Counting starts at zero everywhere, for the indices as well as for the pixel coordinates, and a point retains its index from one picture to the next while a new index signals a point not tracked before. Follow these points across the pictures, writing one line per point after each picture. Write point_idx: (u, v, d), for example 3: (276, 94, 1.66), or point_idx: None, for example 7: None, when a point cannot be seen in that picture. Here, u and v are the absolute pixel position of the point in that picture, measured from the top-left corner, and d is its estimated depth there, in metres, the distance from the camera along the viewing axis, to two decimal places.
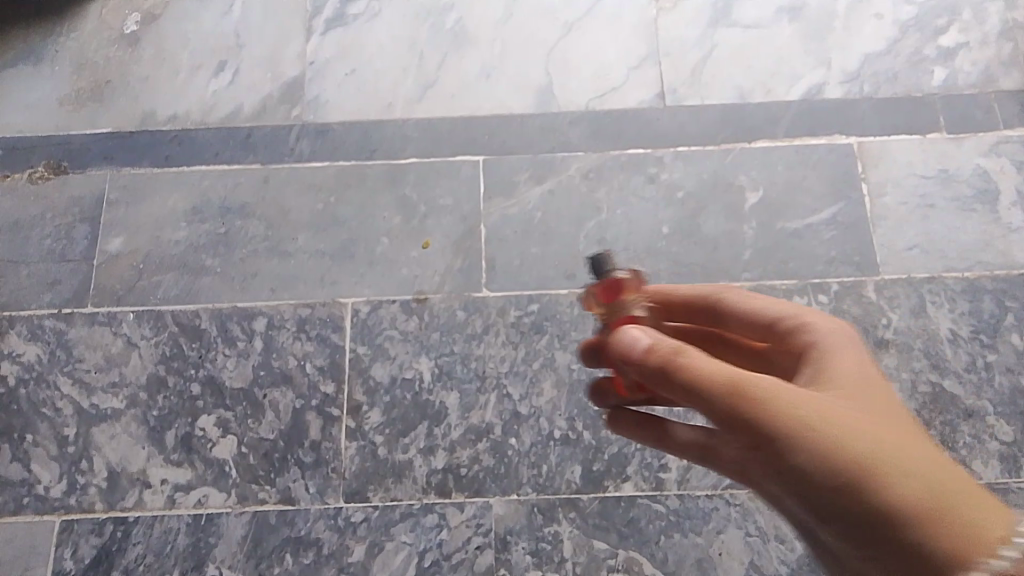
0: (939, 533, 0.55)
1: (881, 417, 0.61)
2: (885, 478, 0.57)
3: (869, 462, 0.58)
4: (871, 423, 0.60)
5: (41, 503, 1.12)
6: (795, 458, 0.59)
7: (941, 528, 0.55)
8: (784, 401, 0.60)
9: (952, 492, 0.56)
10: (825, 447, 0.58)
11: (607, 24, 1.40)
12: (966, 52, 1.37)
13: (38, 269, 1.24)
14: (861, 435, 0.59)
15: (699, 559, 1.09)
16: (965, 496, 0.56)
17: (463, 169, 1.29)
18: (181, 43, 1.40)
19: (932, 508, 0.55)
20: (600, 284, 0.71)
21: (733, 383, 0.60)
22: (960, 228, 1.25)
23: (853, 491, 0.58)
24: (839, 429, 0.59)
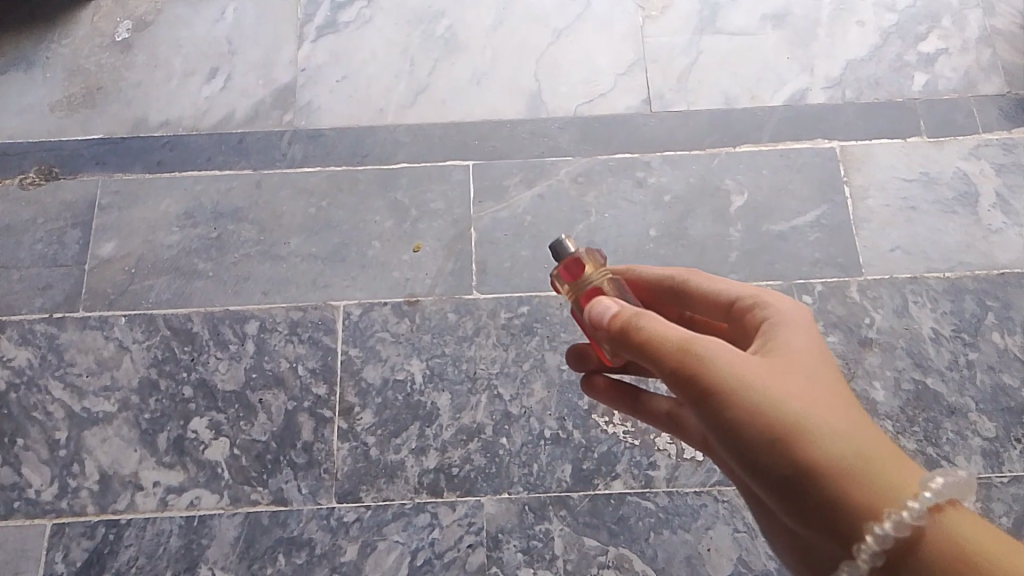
0: (851, 492, 0.63)
1: (815, 385, 0.67)
2: (818, 443, 0.64)
3: (804, 427, 0.64)
4: (808, 389, 0.66)
5: (32, 506, 1.12)
6: (741, 422, 0.65)
7: (855, 488, 0.63)
8: (737, 369, 0.65)
9: (869, 455, 0.64)
10: (771, 413, 0.64)
11: (596, 31, 1.43)
12: (947, 58, 1.40)
13: (29, 273, 1.24)
14: (800, 402, 0.65)
15: (688, 556, 1.10)
16: (878, 459, 0.64)
17: (453, 174, 1.31)
18: (174, 50, 1.41)
19: (852, 470, 0.63)
20: (562, 264, 0.77)
21: (693, 353, 0.66)
22: (941, 229, 1.28)
23: (784, 445, 0.64)
24: (783, 396, 0.65)
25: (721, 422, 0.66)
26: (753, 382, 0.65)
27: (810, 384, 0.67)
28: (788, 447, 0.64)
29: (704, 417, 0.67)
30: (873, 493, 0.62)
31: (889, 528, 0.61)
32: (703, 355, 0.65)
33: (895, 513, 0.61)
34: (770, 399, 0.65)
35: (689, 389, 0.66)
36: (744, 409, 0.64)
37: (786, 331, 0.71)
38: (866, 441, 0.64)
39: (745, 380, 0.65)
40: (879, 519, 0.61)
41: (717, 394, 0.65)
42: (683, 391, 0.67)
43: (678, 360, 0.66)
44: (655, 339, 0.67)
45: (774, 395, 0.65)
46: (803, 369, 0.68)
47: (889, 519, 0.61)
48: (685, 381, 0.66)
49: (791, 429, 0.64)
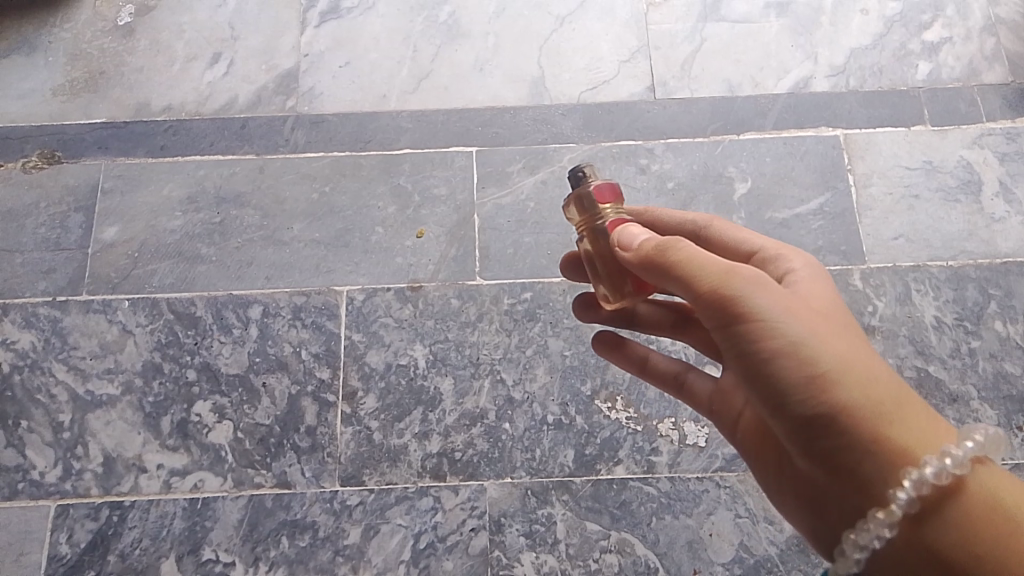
0: (885, 434, 0.69)
1: (849, 333, 0.72)
2: (855, 384, 0.69)
3: (843, 366, 0.69)
4: (839, 331, 0.71)
5: (36, 489, 1.13)
6: (785, 356, 0.69)
7: (891, 430, 0.69)
8: (780, 306, 0.69)
9: (903, 403, 0.70)
10: (815, 352, 0.69)
11: (599, 19, 1.42)
12: (950, 47, 1.40)
13: (33, 256, 1.24)
14: (838, 344, 0.70)
15: (690, 541, 1.10)
16: (905, 405, 0.70)
17: (457, 160, 1.31)
18: (176, 35, 1.41)
19: (885, 412, 0.69)
20: (595, 187, 0.76)
21: (742, 286, 0.69)
22: (944, 217, 1.28)
23: (828, 386, 0.68)
24: (823, 334, 0.70)
25: (761, 356, 0.69)
26: (794, 319, 0.69)
27: (840, 328, 0.72)
28: (829, 386, 0.68)
29: (742, 349, 0.70)
30: (904, 434, 0.69)
31: (928, 472, 0.68)
32: (750, 290, 0.69)
33: (935, 460, 0.68)
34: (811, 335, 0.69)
35: (732, 320, 0.69)
36: (788, 344, 0.68)
37: (810, 281, 0.76)
38: (893, 386, 0.71)
39: (788, 315, 0.69)
40: (916, 462, 0.68)
41: (761, 327, 0.69)
42: (725, 322, 0.70)
43: (724, 294, 0.69)
44: (704, 271, 0.69)
45: (812, 332, 0.69)
46: (836, 319, 0.73)
47: (929, 464, 0.68)
48: (729, 314, 0.69)
49: (832, 369, 0.69)
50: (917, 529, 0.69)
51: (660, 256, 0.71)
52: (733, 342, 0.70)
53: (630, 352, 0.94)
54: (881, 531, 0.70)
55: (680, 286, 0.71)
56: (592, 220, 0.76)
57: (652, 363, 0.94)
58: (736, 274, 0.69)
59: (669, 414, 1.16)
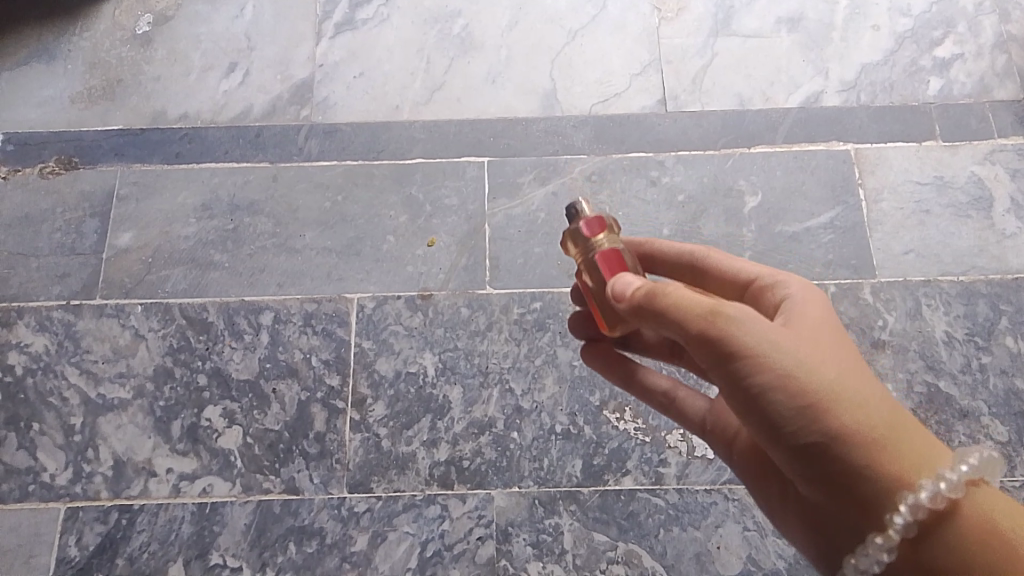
0: (881, 460, 0.69)
1: (843, 357, 0.72)
2: (850, 411, 0.69)
3: (836, 393, 0.69)
4: (830, 356, 0.71)
5: (47, 491, 1.13)
6: (779, 386, 0.68)
7: (886, 455, 0.69)
8: (771, 337, 0.69)
9: (898, 426, 0.70)
10: (806, 382, 0.68)
11: (611, 33, 1.43)
12: (961, 64, 1.41)
13: (48, 260, 1.26)
14: (829, 369, 0.70)
15: (698, 554, 1.10)
16: (900, 427, 0.70)
17: (468, 171, 1.32)
18: (193, 45, 1.43)
19: (880, 438, 0.69)
20: (585, 223, 0.79)
21: (733, 318, 0.68)
22: (954, 233, 1.28)
23: (824, 415, 0.68)
24: (815, 362, 0.69)
25: (753, 391, 0.69)
26: (783, 349, 0.69)
27: (831, 353, 0.72)
28: (823, 415, 0.68)
29: (735, 381, 0.69)
30: (900, 458, 0.69)
31: (923, 497, 0.67)
32: (740, 323, 0.68)
33: (930, 483, 0.68)
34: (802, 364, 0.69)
35: (725, 355, 0.68)
36: (781, 375, 0.68)
37: (802, 304, 0.77)
38: (887, 408, 0.71)
39: (780, 345, 0.69)
40: (911, 487, 0.68)
41: (752, 362, 0.68)
42: (715, 358, 0.69)
43: (711, 332, 0.68)
44: (694, 307, 0.69)
45: (802, 361, 0.69)
46: (832, 346, 0.73)
47: (923, 488, 0.67)
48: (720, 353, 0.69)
49: (825, 396, 0.68)
50: (913, 550, 0.69)
51: (651, 293, 0.71)
52: (724, 379, 0.70)
53: (616, 365, 0.92)
54: (879, 555, 0.69)
55: (668, 327, 0.70)
56: (586, 252, 0.78)
57: (639, 377, 0.91)
58: (723, 309, 0.69)
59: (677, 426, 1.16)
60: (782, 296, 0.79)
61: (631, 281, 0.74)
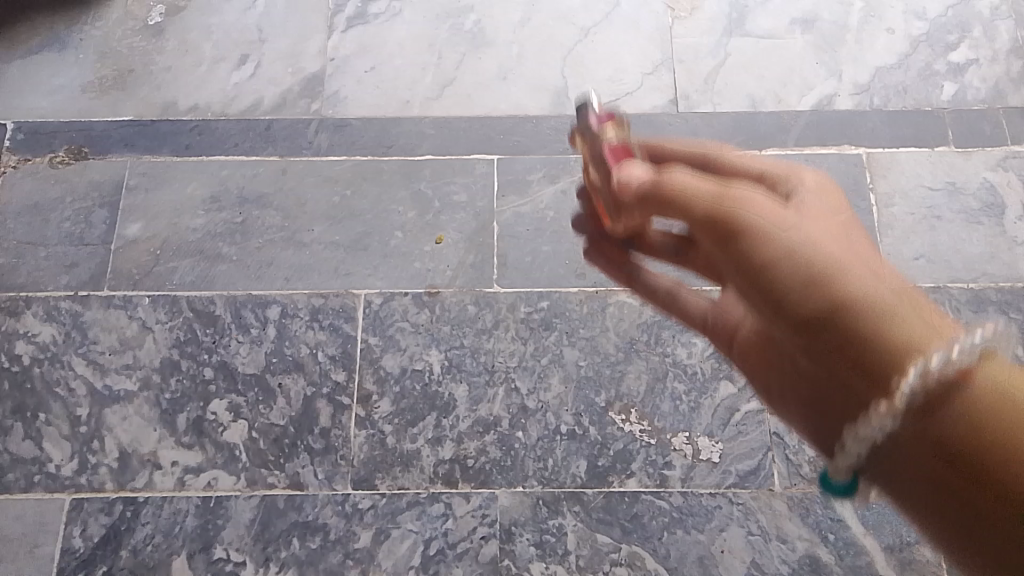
0: (888, 330, 0.53)
1: (847, 230, 0.59)
2: (848, 279, 0.55)
3: (837, 269, 0.56)
4: (836, 233, 0.59)
5: (52, 481, 1.14)
6: (767, 254, 0.58)
7: (892, 322, 0.53)
8: (763, 210, 0.59)
9: (911, 299, 0.54)
10: (802, 257, 0.57)
11: (623, 31, 1.43)
12: (976, 68, 1.39)
13: (56, 250, 1.26)
14: (827, 245, 0.57)
15: (701, 557, 1.10)
16: (918, 306, 0.54)
17: (477, 168, 1.31)
18: (204, 36, 1.42)
19: (881, 306, 0.54)
20: (591, 113, 0.80)
21: (720, 192, 0.60)
22: (966, 239, 1.27)
23: (816, 281, 0.56)
24: (810, 229, 0.58)
25: (760, 275, 0.59)
26: (782, 221, 0.58)
27: (834, 228, 0.59)
28: (816, 279, 0.56)
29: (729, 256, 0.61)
30: (908, 328, 0.53)
31: (932, 361, 0.50)
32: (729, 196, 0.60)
33: (941, 347, 0.50)
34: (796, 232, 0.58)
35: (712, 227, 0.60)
36: (767, 244, 0.58)
37: (812, 177, 0.64)
38: (905, 285, 0.55)
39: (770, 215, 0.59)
40: (916, 357, 0.51)
41: (747, 241, 0.59)
42: (717, 237, 0.61)
43: (715, 210, 0.60)
44: (681, 186, 0.62)
45: (803, 236, 0.58)
46: (831, 220, 0.59)
47: (931, 353, 0.50)
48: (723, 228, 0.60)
49: (822, 274, 0.56)
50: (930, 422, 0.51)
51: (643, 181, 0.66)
52: (728, 260, 0.61)
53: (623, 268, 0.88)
54: (881, 424, 0.54)
55: (674, 208, 0.63)
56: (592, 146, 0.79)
57: (645, 282, 0.87)
58: (726, 192, 0.60)
59: (683, 428, 1.16)
60: (791, 180, 0.63)
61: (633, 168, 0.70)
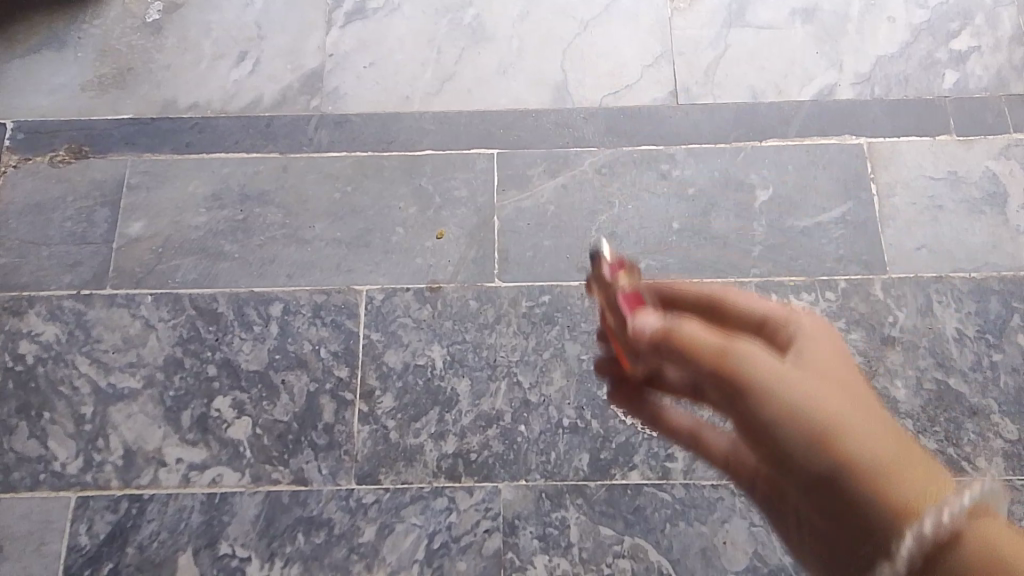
0: (874, 490, 0.54)
1: (838, 373, 0.60)
2: (827, 421, 0.57)
3: (847, 422, 0.57)
4: (845, 395, 0.59)
5: (58, 479, 1.14)
6: (737, 391, 0.60)
7: (872, 482, 0.54)
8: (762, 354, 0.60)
9: (899, 460, 0.55)
10: (807, 410, 0.58)
11: (623, 24, 1.42)
12: (978, 56, 1.39)
13: (58, 250, 1.26)
14: (816, 390, 0.59)
15: (704, 548, 1.10)
16: (909, 452, 0.56)
17: (477, 163, 1.31)
18: (203, 33, 1.43)
19: (864, 460, 0.55)
20: (597, 261, 0.78)
21: (728, 300, 0.67)
22: (968, 229, 1.27)
23: (783, 422, 0.59)
24: (795, 364, 0.60)
25: (762, 422, 0.60)
26: (773, 366, 0.60)
27: (835, 376, 0.60)
28: (783, 421, 0.59)
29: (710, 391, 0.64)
30: (899, 488, 0.54)
31: (925, 527, 0.50)
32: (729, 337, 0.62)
33: (932, 512, 0.51)
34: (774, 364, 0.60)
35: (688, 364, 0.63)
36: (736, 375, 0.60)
37: (811, 334, 0.63)
38: (894, 428, 0.57)
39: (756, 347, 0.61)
40: (915, 518, 0.52)
41: (758, 392, 0.59)
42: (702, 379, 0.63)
43: (722, 358, 0.60)
44: (695, 296, 0.69)
45: (807, 377, 0.59)
46: (827, 370, 0.60)
47: (925, 518, 0.51)
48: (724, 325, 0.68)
49: (826, 428, 0.57)
50: None
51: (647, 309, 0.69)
52: (732, 407, 0.62)
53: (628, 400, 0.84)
54: None
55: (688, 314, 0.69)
56: (601, 281, 0.76)
57: (662, 416, 0.82)
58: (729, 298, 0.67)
59: None
60: (789, 326, 0.64)
61: (632, 291, 0.72)
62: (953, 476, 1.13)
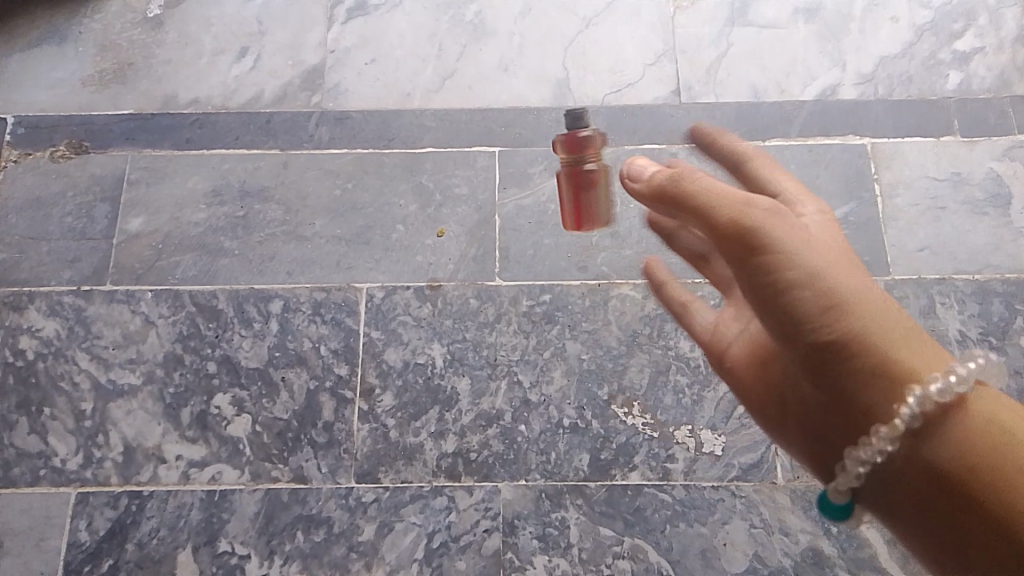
0: (891, 359, 0.67)
1: (836, 250, 0.71)
2: (867, 316, 0.67)
3: (854, 296, 0.67)
4: (846, 272, 0.68)
5: (58, 475, 1.14)
6: (782, 285, 0.68)
7: (898, 354, 0.67)
8: (792, 237, 0.69)
9: (914, 335, 0.68)
10: (830, 281, 0.67)
11: (625, 21, 1.42)
12: (982, 56, 1.38)
13: (58, 245, 1.26)
14: (859, 281, 0.69)
15: (704, 549, 1.10)
16: (899, 330, 0.68)
17: (479, 161, 1.31)
18: (204, 28, 1.42)
19: (884, 339, 0.67)
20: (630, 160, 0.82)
21: (757, 220, 0.68)
22: (971, 230, 1.26)
23: (835, 313, 0.67)
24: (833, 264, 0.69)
25: (783, 297, 0.68)
26: (778, 228, 0.68)
27: (848, 268, 0.69)
28: (839, 313, 0.67)
29: (760, 281, 0.69)
30: (907, 358, 0.67)
31: (931, 390, 0.65)
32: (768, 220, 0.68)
33: (940, 379, 0.65)
34: (821, 266, 0.68)
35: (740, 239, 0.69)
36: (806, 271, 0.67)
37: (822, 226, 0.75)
38: (910, 328, 0.68)
39: (796, 241, 0.68)
40: (908, 386, 0.66)
41: (765, 252, 0.68)
42: (736, 249, 0.70)
43: (738, 221, 0.69)
44: (721, 208, 0.70)
45: (818, 268, 0.68)
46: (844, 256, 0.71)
47: (935, 381, 0.65)
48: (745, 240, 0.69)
49: (836, 299, 0.67)
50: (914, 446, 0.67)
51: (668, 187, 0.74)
52: (745, 276, 0.71)
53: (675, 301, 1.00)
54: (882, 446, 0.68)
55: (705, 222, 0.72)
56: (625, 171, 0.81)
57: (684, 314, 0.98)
58: (747, 212, 0.69)
59: (686, 421, 1.16)
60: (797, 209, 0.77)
61: (641, 172, 0.79)
62: None
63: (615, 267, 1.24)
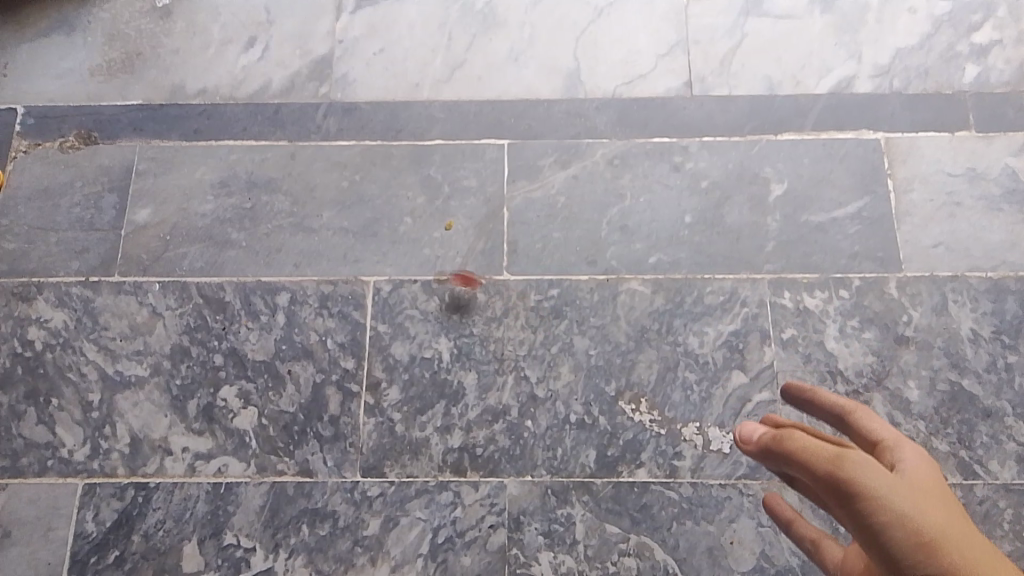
0: None
1: (925, 484, 0.60)
2: (946, 538, 0.55)
3: (945, 535, 0.56)
4: (940, 513, 0.57)
5: (65, 466, 1.14)
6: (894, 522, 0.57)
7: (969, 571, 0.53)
8: (886, 479, 0.59)
9: (954, 540, 0.56)
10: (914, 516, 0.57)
11: (637, 12, 1.40)
12: (1001, 49, 1.36)
13: (66, 236, 1.26)
14: (928, 508, 0.58)
15: (710, 547, 1.09)
16: (978, 549, 0.55)
17: (488, 153, 1.30)
18: (212, 18, 1.41)
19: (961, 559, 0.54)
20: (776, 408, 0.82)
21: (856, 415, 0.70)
22: (987, 227, 1.24)
23: (928, 550, 0.55)
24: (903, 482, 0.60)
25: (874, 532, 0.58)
26: (886, 477, 0.59)
27: (935, 497, 0.59)
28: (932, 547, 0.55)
29: (862, 523, 0.59)
30: None
31: None
32: (867, 472, 0.60)
33: None
34: (905, 494, 0.58)
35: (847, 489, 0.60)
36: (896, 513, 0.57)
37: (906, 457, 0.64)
38: (970, 533, 0.57)
39: (899, 487, 0.59)
40: None
41: (872, 500, 0.58)
42: (841, 501, 0.61)
43: (836, 464, 0.61)
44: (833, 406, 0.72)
45: (910, 508, 0.57)
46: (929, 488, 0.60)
47: None
48: (839, 493, 0.60)
49: (928, 534, 0.56)
50: None
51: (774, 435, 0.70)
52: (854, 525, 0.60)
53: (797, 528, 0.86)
54: None
55: (801, 470, 0.65)
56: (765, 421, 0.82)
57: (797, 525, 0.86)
58: (843, 454, 0.62)
59: (693, 418, 1.15)
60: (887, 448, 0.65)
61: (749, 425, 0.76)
62: (965, 479, 1.12)
63: (624, 262, 1.23)
